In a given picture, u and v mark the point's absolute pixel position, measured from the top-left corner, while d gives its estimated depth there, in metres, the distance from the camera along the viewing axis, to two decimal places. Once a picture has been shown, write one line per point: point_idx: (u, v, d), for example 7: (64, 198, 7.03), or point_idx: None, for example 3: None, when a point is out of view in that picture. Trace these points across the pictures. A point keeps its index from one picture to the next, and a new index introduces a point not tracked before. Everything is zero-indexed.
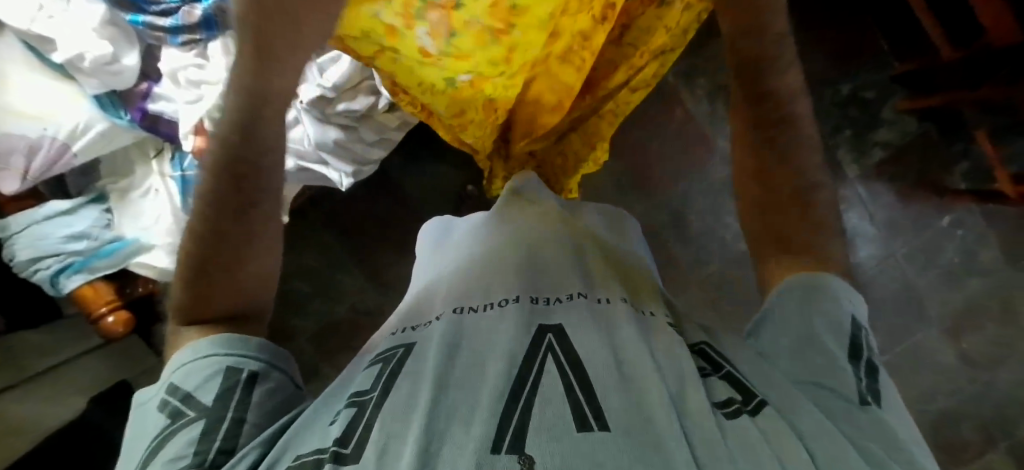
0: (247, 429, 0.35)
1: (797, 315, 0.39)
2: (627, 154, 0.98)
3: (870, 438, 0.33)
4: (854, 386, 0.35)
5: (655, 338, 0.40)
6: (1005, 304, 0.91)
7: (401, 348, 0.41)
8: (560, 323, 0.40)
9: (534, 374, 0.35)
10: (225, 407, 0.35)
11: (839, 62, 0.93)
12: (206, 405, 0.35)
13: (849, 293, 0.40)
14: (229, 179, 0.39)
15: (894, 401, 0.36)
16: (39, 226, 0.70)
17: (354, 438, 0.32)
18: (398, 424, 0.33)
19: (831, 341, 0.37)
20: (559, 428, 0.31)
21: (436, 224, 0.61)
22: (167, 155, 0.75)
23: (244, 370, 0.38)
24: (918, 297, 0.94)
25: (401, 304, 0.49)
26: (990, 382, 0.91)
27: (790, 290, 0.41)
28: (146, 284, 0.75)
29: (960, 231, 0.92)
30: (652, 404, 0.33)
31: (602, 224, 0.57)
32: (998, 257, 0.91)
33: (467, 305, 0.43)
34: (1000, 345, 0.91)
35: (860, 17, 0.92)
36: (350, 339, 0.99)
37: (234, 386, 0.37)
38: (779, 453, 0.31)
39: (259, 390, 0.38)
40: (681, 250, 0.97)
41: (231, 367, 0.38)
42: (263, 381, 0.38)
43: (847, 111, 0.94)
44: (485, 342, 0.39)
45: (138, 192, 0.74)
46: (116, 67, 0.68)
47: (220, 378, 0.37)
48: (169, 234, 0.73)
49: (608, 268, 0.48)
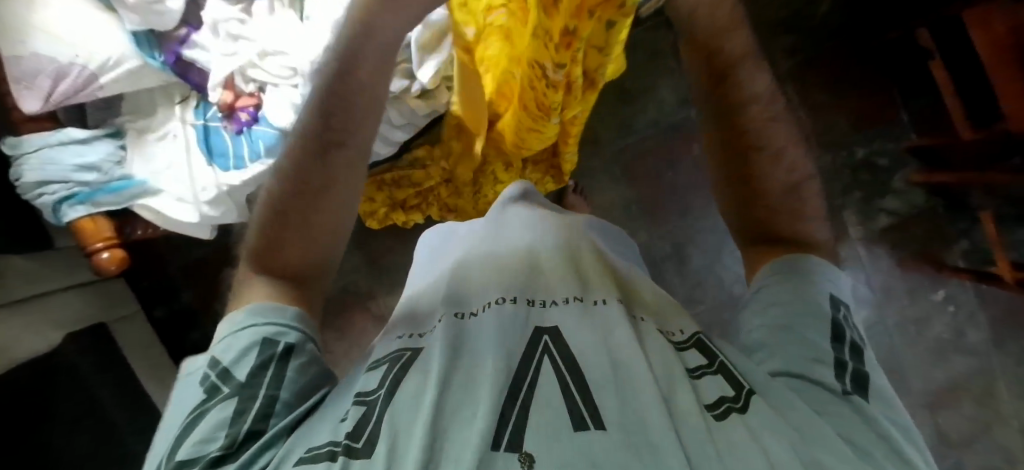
0: (280, 408, 0.38)
1: (782, 299, 0.43)
2: (640, 180, 0.99)
3: (855, 436, 0.33)
4: (834, 378, 0.37)
5: (649, 345, 0.36)
6: (985, 388, 0.93)
7: (407, 352, 0.37)
8: (556, 326, 0.36)
9: (531, 375, 0.32)
10: (259, 386, 0.38)
11: (859, 124, 0.95)
12: (241, 382, 0.38)
13: (824, 267, 0.45)
14: (308, 199, 0.42)
15: (879, 388, 0.38)
16: (51, 151, 0.68)
17: (366, 432, 0.30)
18: (407, 421, 0.31)
19: (807, 322, 0.41)
20: (557, 429, 0.28)
21: (434, 234, 0.57)
22: (192, 104, 0.75)
23: (281, 343, 0.40)
24: (903, 369, 0.95)
25: (399, 310, 0.46)
26: (959, 461, 0.92)
27: (768, 274, 0.45)
28: (145, 228, 0.74)
29: (952, 308, 0.94)
30: (643, 402, 0.30)
31: (594, 224, 0.55)
32: (985, 339, 0.93)
33: (467, 312, 0.39)
34: (974, 427, 0.92)
35: (886, 86, 0.94)
36: (335, 318, 0.99)
37: (270, 356, 0.39)
38: (766, 456, 0.29)
39: (293, 364, 0.40)
40: (677, 283, 0.98)
41: (267, 340, 0.39)
42: (297, 356, 0.40)
43: (859, 174, 0.95)
44: (486, 340, 0.35)
45: (155, 135, 0.74)
46: (160, 8, 0.67)
47: (255, 355, 0.39)
48: (178, 182, 0.72)
49: (603, 267, 0.44)
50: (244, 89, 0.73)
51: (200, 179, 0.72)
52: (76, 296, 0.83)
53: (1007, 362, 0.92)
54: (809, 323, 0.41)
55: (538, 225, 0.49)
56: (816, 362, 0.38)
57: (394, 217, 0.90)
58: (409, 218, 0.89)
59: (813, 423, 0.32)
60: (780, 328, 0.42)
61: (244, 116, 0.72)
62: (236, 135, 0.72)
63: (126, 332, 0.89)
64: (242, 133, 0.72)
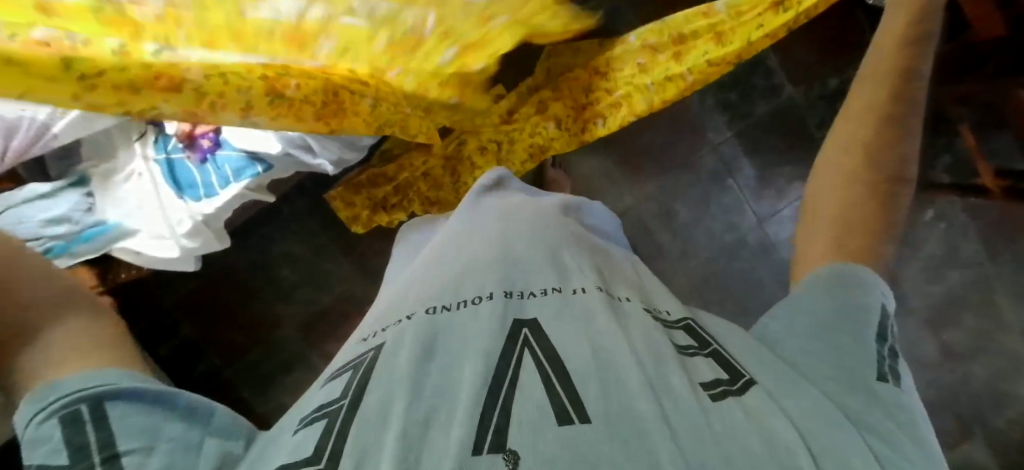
0: (126, 462, 0.29)
1: (827, 299, 0.39)
2: (618, 144, 0.97)
3: (874, 419, 0.32)
4: (872, 361, 0.35)
5: (631, 325, 0.36)
6: (982, 296, 0.94)
7: (371, 352, 0.36)
8: (535, 317, 0.36)
9: (511, 370, 0.32)
10: (85, 457, 0.29)
11: (829, 54, 0.93)
12: (62, 465, 0.28)
13: (877, 282, 0.40)
14: None
15: (910, 382, 0.36)
16: (20, 209, 0.67)
17: (328, 448, 0.29)
18: (376, 431, 0.29)
19: (857, 317, 0.37)
20: (541, 423, 0.28)
21: (412, 230, 0.56)
22: (151, 138, 0.72)
23: (82, 405, 0.30)
24: (903, 292, 0.95)
25: (373, 311, 0.44)
26: (966, 371, 0.94)
27: (828, 274, 0.41)
28: (128, 270, 0.79)
29: (943, 224, 0.94)
30: (629, 391, 0.30)
31: (564, 200, 0.55)
32: (978, 249, 0.93)
33: (439, 305, 0.38)
34: (976, 336, 0.94)
35: (852, 10, 0.92)
36: (338, 327, 0.99)
37: (79, 418, 0.29)
38: (768, 435, 0.29)
39: (114, 410, 0.30)
40: (670, 242, 0.98)
41: (65, 409, 0.29)
42: (114, 404, 0.30)
43: (834, 104, 0.94)
44: (464, 339, 0.35)
45: (121, 176, 0.73)
46: None
47: (59, 435, 0.29)
48: (152, 220, 0.73)
49: (581, 252, 0.44)
50: None
51: (170, 210, 0.72)
52: None
53: (1001, 267, 0.93)
54: (854, 320, 0.37)
55: (515, 216, 0.49)
56: (852, 348, 0.36)
57: (378, 217, 0.87)
58: (392, 218, 0.85)
59: (821, 404, 0.32)
60: (809, 327, 0.38)
61: (206, 142, 0.72)
62: (201, 163, 0.72)
63: None
64: (206, 160, 0.72)
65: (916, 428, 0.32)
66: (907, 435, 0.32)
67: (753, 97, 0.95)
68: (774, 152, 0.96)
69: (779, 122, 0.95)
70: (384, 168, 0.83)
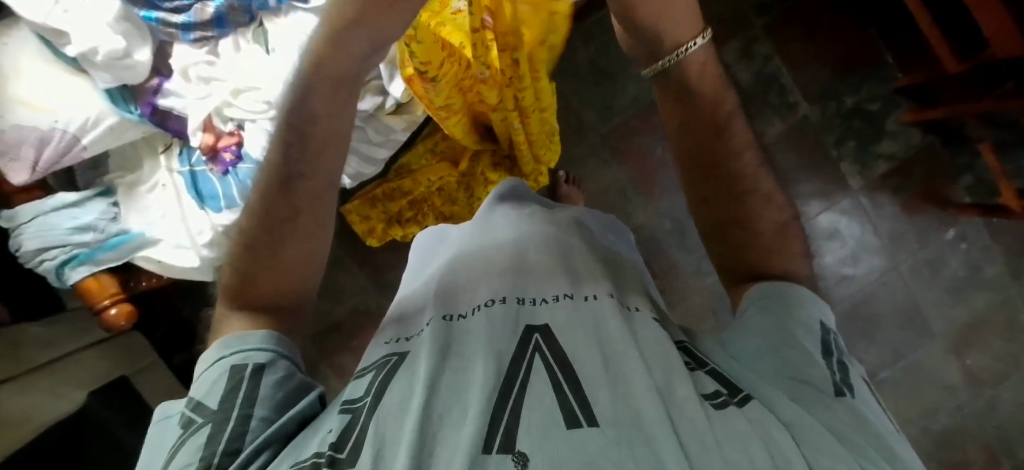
0: (257, 425, 0.34)
1: (765, 320, 0.40)
2: (632, 161, 0.98)
3: (846, 431, 0.32)
4: (827, 378, 0.36)
5: (640, 333, 0.36)
6: (1009, 320, 0.91)
7: (395, 356, 0.37)
8: (547, 323, 0.36)
9: (522, 374, 0.32)
10: (231, 407, 0.35)
11: (844, 73, 0.94)
12: (214, 409, 0.35)
13: (814, 300, 0.41)
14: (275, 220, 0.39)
15: (865, 393, 0.36)
16: (46, 218, 0.71)
17: (349, 440, 0.30)
18: (393, 427, 0.30)
19: (800, 332, 0.38)
20: (550, 426, 0.28)
21: (427, 235, 0.56)
22: (176, 151, 0.76)
23: (249, 365, 0.37)
24: (922, 314, 0.93)
25: (388, 315, 0.45)
26: (993, 397, 0.92)
27: (758, 299, 0.41)
28: (149, 279, 0.76)
29: (964, 245, 0.92)
30: (638, 397, 0.30)
31: (582, 216, 0.56)
32: (1002, 271, 0.91)
33: (456, 313, 0.39)
34: (1003, 361, 0.92)
35: (866, 28, 0.93)
36: (351, 339, 1.00)
37: (242, 374, 0.36)
38: (765, 444, 0.28)
39: (266, 380, 0.36)
40: (683, 259, 0.97)
41: (236, 365, 0.37)
42: (273, 370, 0.37)
43: (851, 123, 0.94)
44: (478, 340, 0.35)
45: (145, 187, 0.75)
46: (129, 62, 0.68)
47: (224, 379, 0.36)
48: (173, 230, 0.74)
49: (592, 258, 0.44)
50: (224, 128, 0.73)
51: (193, 220, 0.73)
52: (94, 354, 0.86)
53: None
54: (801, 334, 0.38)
55: (524, 226, 0.49)
56: (806, 363, 0.36)
57: (394, 232, 0.89)
58: (408, 231, 0.88)
59: (798, 416, 0.32)
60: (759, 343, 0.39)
61: (228, 156, 0.73)
62: (223, 176, 0.73)
63: (150, 382, 0.90)
64: (228, 173, 0.73)
65: (881, 439, 0.32)
66: (876, 445, 0.32)
67: (768, 115, 0.95)
68: (789, 169, 0.96)
69: (794, 140, 0.95)
70: (400, 183, 0.83)
